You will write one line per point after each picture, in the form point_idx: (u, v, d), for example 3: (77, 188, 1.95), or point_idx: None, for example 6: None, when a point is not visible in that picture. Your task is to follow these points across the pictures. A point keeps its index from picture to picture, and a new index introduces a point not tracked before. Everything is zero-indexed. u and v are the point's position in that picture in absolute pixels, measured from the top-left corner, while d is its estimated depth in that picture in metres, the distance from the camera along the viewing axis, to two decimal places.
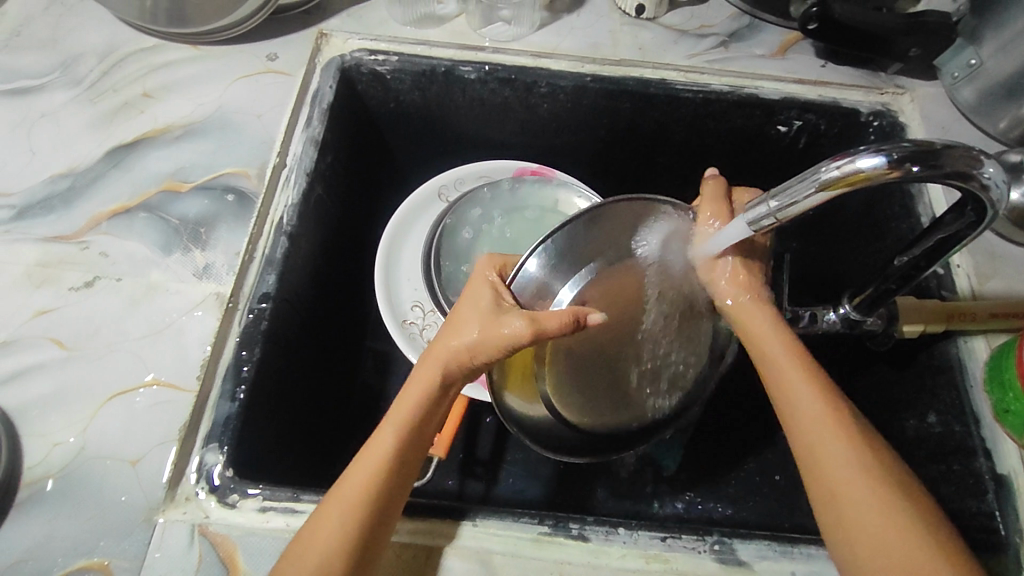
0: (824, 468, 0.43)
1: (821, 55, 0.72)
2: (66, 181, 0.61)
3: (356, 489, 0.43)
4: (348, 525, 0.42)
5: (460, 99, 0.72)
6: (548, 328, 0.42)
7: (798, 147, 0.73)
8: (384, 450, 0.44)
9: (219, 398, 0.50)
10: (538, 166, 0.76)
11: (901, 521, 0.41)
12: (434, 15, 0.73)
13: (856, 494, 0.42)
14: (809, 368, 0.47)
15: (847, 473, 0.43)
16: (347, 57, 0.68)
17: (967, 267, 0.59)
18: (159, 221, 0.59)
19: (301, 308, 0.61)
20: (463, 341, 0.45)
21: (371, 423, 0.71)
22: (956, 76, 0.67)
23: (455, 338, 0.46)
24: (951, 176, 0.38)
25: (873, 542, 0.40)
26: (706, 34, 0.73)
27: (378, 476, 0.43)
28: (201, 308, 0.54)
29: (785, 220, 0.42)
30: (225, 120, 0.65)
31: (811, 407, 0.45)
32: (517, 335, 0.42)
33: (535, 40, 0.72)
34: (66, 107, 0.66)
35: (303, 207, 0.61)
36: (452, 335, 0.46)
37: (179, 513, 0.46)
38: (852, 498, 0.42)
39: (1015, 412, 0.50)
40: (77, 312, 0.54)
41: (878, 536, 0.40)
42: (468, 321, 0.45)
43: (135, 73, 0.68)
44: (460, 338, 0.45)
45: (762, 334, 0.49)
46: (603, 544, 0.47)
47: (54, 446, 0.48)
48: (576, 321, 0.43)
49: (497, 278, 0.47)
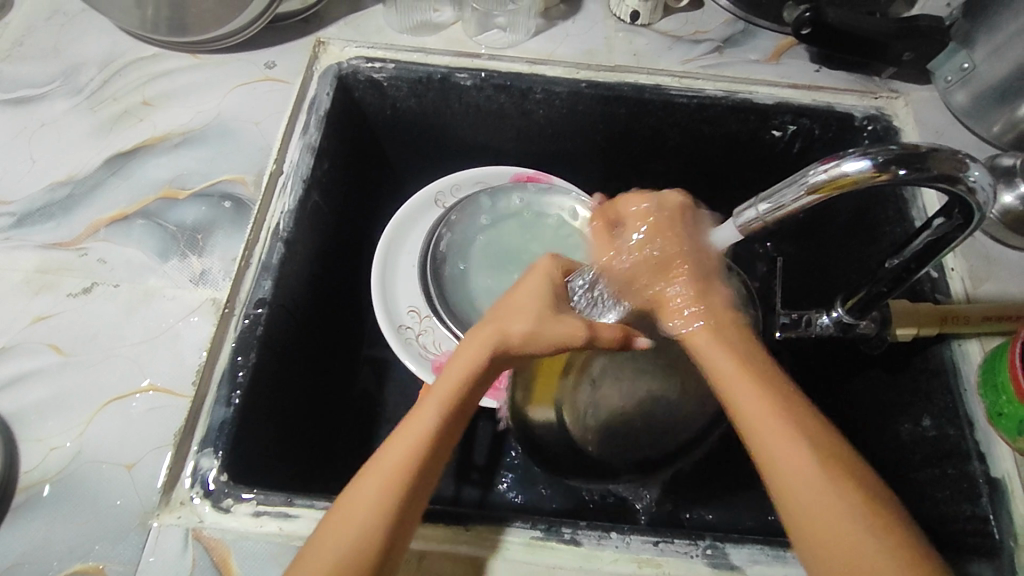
0: (783, 480, 0.40)
1: (815, 60, 0.73)
2: (66, 189, 0.62)
3: (395, 476, 0.42)
4: (382, 511, 0.41)
5: (456, 105, 0.73)
6: (601, 336, 0.47)
7: (793, 152, 0.73)
8: (426, 425, 0.44)
9: (215, 402, 0.51)
10: (534, 172, 0.77)
11: (871, 531, 0.37)
12: (430, 23, 0.74)
13: (818, 497, 0.39)
14: (757, 375, 0.43)
15: (810, 487, 0.39)
16: (344, 65, 0.69)
17: (961, 270, 0.59)
18: (157, 228, 0.60)
19: (297, 314, 0.61)
20: (521, 327, 0.46)
21: (367, 429, 0.72)
22: (949, 79, 0.67)
23: (511, 325, 0.47)
24: (938, 179, 0.38)
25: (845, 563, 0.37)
26: (700, 39, 0.73)
27: (418, 449, 0.43)
28: (198, 314, 0.55)
29: (773, 223, 0.42)
30: (223, 128, 0.66)
31: (757, 405, 0.41)
32: (575, 335, 0.46)
33: (530, 47, 0.72)
34: (66, 116, 0.66)
35: (299, 213, 0.61)
36: (509, 322, 0.47)
37: (174, 517, 0.46)
38: (818, 517, 0.38)
39: (1008, 415, 0.50)
40: (75, 318, 0.54)
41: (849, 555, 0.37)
42: (528, 309, 0.47)
43: (135, 82, 0.69)
44: (517, 322, 0.47)
45: (705, 347, 0.45)
46: (595, 548, 0.48)
47: (51, 450, 0.49)
48: (625, 337, 0.49)
49: (559, 277, 0.50)
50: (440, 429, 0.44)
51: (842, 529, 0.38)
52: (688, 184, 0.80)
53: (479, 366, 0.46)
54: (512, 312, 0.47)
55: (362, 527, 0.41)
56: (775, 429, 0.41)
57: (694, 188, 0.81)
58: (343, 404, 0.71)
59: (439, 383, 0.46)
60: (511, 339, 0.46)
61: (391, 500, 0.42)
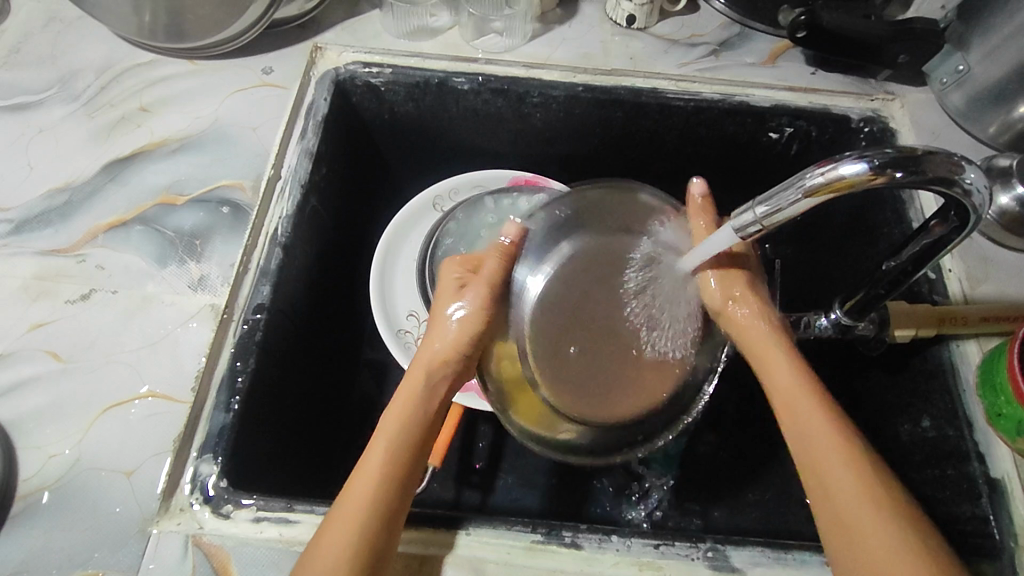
0: (823, 473, 0.43)
1: (811, 63, 0.73)
2: (63, 195, 0.62)
3: (369, 495, 0.44)
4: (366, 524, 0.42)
5: (453, 110, 0.73)
6: (488, 266, 0.51)
7: (790, 154, 0.73)
8: (380, 454, 0.45)
9: (214, 408, 0.51)
10: (532, 175, 0.77)
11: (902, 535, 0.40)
12: (427, 28, 0.74)
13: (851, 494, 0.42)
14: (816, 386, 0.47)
15: (846, 485, 0.42)
16: (342, 70, 0.69)
17: (958, 271, 0.59)
18: (155, 234, 0.60)
19: (296, 318, 0.61)
20: (443, 340, 0.50)
21: (366, 433, 0.71)
22: (945, 81, 0.68)
23: (434, 343, 0.50)
24: (933, 182, 0.38)
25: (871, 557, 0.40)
26: (696, 43, 0.74)
27: (378, 475, 0.45)
28: (196, 320, 0.55)
29: (770, 225, 0.42)
30: (221, 133, 0.66)
31: (815, 419, 0.45)
32: (477, 291, 0.50)
33: (527, 51, 0.73)
34: (63, 122, 0.66)
35: (297, 218, 0.61)
36: (430, 344, 0.50)
37: (173, 524, 0.46)
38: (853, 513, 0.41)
39: (1007, 416, 0.50)
40: (73, 325, 0.54)
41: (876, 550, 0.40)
42: (444, 322, 0.50)
43: (133, 88, 0.69)
44: (439, 338, 0.50)
45: (767, 348, 0.49)
46: (596, 551, 0.47)
47: (49, 457, 0.49)
48: (505, 250, 0.51)
49: (462, 275, 0.52)
50: (399, 448, 0.46)
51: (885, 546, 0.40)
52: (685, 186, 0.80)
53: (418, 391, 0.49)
54: (429, 336, 0.51)
55: (349, 541, 0.42)
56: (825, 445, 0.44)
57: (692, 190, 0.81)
58: (342, 409, 0.71)
59: (384, 418, 0.48)
60: (438, 357, 0.49)
61: (373, 515, 0.43)
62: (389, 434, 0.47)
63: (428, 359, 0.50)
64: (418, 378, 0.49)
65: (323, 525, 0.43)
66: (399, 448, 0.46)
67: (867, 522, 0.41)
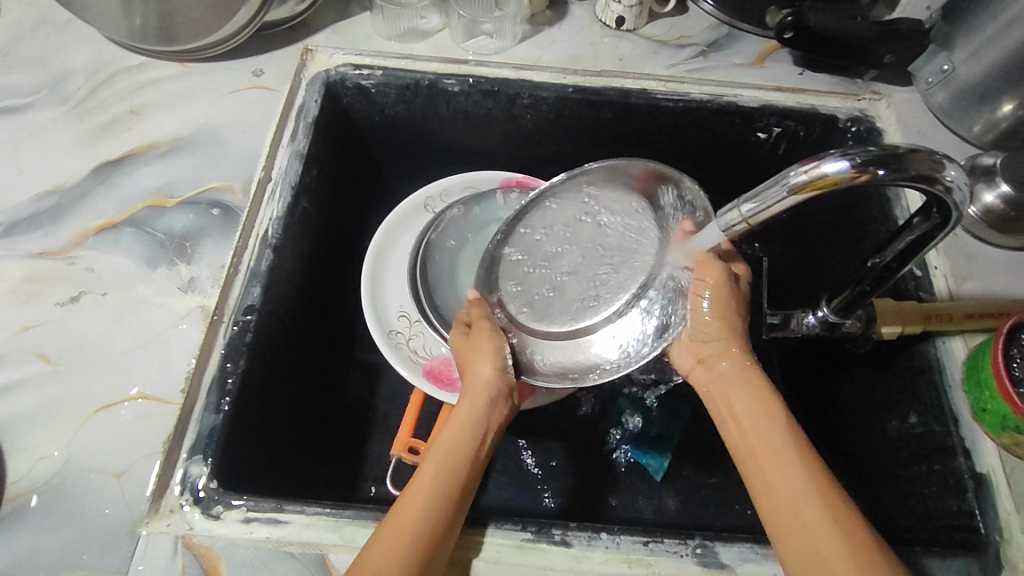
0: (770, 486, 0.44)
1: (799, 63, 0.73)
2: (53, 198, 0.62)
3: (431, 500, 0.44)
4: (433, 520, 0.43)
5: (444, 111, 0.73)
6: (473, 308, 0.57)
7: (778, 154, 0.74)
8: (431, 477, 0.45)
9: (204, 409, 0.51)
10: (523, 176, 0.77)
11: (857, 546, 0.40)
12: (418, 30, 0.74)
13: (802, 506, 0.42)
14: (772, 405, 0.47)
15: (795, 497, 0.43)
16: (332, 72, 0.69)
17: (944, 268, 0.60)
18: (145, 236, 0.60)
19: (287, 320, 0.61)
20: (486, 368, 0.52)
21: (358, 435, 0.72)
22: (929, 81, 0.68)
23: (478, 373, 0.52)
24: (915, 179, 0.39)
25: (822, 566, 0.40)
26: (685, 44, 0.74)
27: (429, 499, 0.44)
28: (186, 321, 0.55)
29: (756, 223, 0.42)
30: (212, 135, 0.66)
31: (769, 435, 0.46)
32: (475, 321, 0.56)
33: (517, 53, 0.73)
34: (53, 125, 0.66)
35: (288, 219, 0.61)
36: (477, 373, 0.52)
37: (163, 525, 0.46)
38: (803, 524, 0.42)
39: (992, 411, 0.51)
40: (63, 327, 0.54)
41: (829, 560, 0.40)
42: (484, 355, 0.53)
43: (123, 91, 0.69)
44: (483, 367, 0.53)
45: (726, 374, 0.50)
46: (585, 549, 0.48)
47: (39, 460, 0.49)
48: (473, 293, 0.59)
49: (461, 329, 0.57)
50: (460, 455, 0.47)
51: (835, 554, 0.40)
52: None
53: (472, 424, 0.49)
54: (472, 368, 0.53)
55: (413, 536, 0.42)
56: (765, 437, 0.46)
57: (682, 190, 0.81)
58: (334, 409, 0.71)
59: (435, 444, 0.48)
60: (490, 382, 0.52)
61: (438, 517, 0.44)
62: (450, 445, 0.48)
63: (479, 385, 0.51)
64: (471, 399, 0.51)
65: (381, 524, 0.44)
66: (457, 457, 0.47)
67: (805, 510, 0.42)
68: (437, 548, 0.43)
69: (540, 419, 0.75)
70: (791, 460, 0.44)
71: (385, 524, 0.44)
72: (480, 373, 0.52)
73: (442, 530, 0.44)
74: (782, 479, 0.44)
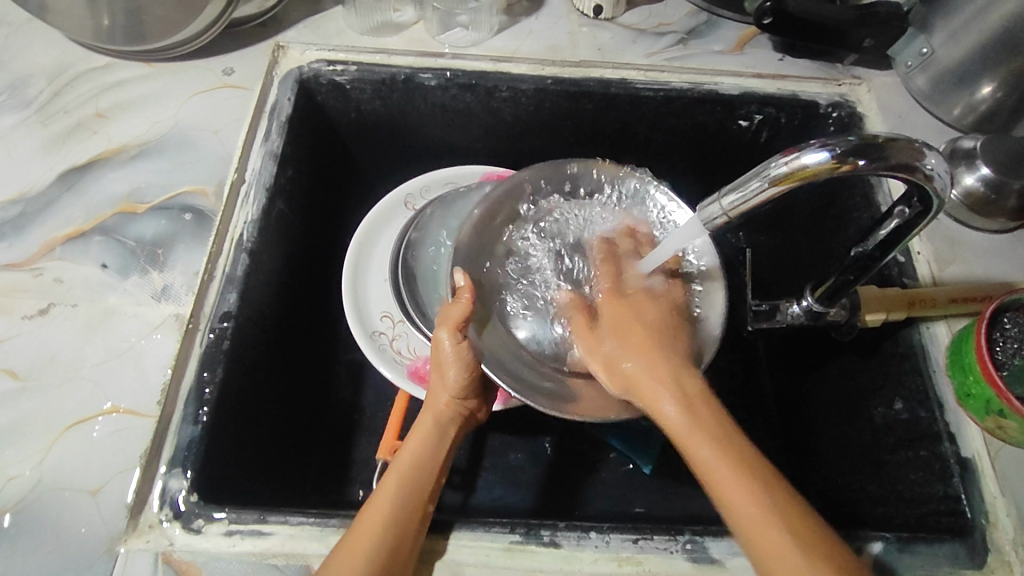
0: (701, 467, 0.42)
1: (779, 49, 0.73)
2: (17, 207, 0.60)
3: (391, 521, 0.44)
4: (390, 535, 0.43)
5: (422, 106, 0.72)
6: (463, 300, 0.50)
7: (760, 142, 0.73)
8: (387, 499, 0.45)
9: (182, 421, 0.50)
10: (504, 170, 0.76)
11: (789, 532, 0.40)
12: (392, 23, 0.72)
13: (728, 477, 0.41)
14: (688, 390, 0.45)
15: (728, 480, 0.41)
16: (305, 68, 0.68)
17: (926, 253, 0.60)
18: (115, 243, 0.58)
19: (265, 325, 0.60)
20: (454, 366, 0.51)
21: (345, 438, 0.71)
22: (909, 65, 0.68)
23: (445, 370, 0.51)
24: (894, 168, 0.38)
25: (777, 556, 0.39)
26: (664, 32, 0.73)
27: (389, 517, 0.44)
28: (161, 331, 0.53)
29: (737, 216, 0.41)
30: (182, 138, 0.64)
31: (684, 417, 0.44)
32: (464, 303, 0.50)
33: (495, 45, 0.71)
34: (15, 130, 0.64)
35: (263, 222, 0.60)
36: (442, 375, 0.52)
37: (142, 542, 0.45)
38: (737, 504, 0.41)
39: (976, 395, 0.51)
40: (30, 342, 0.52)
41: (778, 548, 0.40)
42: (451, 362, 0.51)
43: (88, 93, 0.66)
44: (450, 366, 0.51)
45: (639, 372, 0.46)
46: (575, 549, 0.47)
47: (9, 480, 0.47)
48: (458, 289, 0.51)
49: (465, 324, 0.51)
50: (421, 467, 0.48)
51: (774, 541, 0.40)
52: (658, 176, 0.81)
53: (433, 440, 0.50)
54: (438, 369, 0.52)
55: (380, 536, 0.43)
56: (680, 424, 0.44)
57: (664, 181, 0.81)
58: (318, 413, 0.70)
59: (396, 462, 0.49)
60: (456, 390, 0.52)
61: (395, 537, 0.43)
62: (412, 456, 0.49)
63: (443, 395, 0.52)
64: (430, 409, 0.52)
65: (332, 555, 0.43)
66: (420, 475, 0.48)
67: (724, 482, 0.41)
68: (407, 545, 0.44)
69: (527, 414, 0.74)
70: (731, 469, 0.42)
71: (349, 536, 0.43)
72: (452, 354, 0.50)
73: (403, 547, 0.43)
74: (731, 493, 0.41)
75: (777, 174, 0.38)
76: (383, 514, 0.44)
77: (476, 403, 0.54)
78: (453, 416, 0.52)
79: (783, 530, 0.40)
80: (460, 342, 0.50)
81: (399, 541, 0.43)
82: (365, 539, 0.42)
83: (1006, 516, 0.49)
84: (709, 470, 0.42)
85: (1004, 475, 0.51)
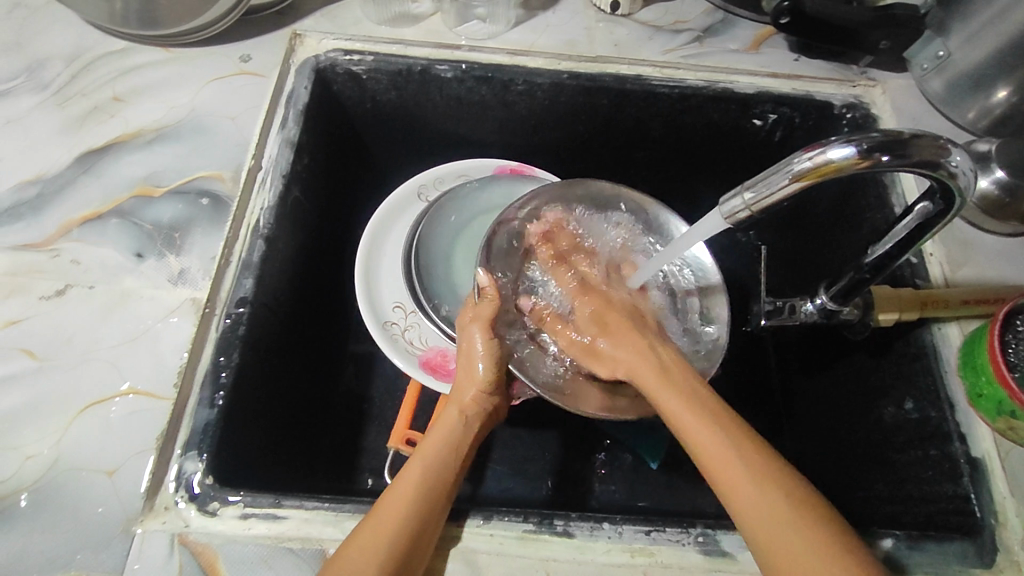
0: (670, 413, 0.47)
1: (794, 49, 0.73)
2: (34, 188, 0.60)
3: (414, 502, 0.44)
4: (415, 517, 0.43)
5: (437, 98, 0.72)
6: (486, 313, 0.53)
7: (774, 141, 0.74)
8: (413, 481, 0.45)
9: (198, 404, 0.50)
10: (517, 164, 0.77)
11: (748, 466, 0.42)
12: (409, 14, 0.72)
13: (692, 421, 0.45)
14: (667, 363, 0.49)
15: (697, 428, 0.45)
16: (322, 57, 0.68)
17: (939, 255, 0.60)
18: (132, 227, 0.58)
19: (279, 311, 0.60)
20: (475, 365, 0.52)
21: (354, 425, 0.71)
22: (925, 67, 0.68)
23: (475, 363, 0.52)
24: (920, 165, 0.38)
25: (748, 497, 0.42)
26: (680, 29, 0.73)
27: (414, 499, 0.44)
28: (177, 315, 0.53)
29: (758, 211, 0.42)
30: (199, 123, 0.64)
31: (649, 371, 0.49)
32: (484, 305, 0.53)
33: (511, 38, 0.71)
34: (32, 112, 0.64)
35: (280, 209, 0.60)
36: (469, 368, 0.52)
37: (158, 523, 0.45)
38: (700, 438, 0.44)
39: (988, 396, 0.51)
40: (47, 323, 0.53)
41: (745, 486, 0.42)
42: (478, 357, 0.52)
43: (105, 77, 0.66)
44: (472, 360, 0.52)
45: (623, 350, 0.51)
46: (588, 539, 0.47)
47: (26, 459, 0.47)
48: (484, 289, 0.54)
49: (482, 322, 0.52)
50: (444, 453, 0.49)
51: (750, 489, 0.42)
52: (670, 174, 0.81)
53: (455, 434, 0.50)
54: (464, 364, 0.53)
55: (410, 504, 0.44)
56: (645, 372, 0.49)
57: (677, 178, 0.82)
58: (329, 401, 0.71)
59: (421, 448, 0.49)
60: (482, 382, 0.52)
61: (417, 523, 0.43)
62: (437, 441, 0.49)
63: (471, 388, 0.52)
64: (455, 403, 0.52)
65: (358, 528, 0.43)
66: (443, 462, 0.48)
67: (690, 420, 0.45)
68: (435, 514, 0.45)
69: (538, 410, 0.75)
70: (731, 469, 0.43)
71: (379, 506, 0.44)
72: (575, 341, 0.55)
73: (426, 530, 0.44)
74: (695, 433, 0.45)
75: (799, 169, 0.38)
76: (410, 487, 0.45)
77: (500, 401, 0.54)
78: (479, 411, 0.52)
79: (768, 495, 0.41)
80: (490, 338, 0.52)
81: (426, 510, 0.44)
82: (392, 508, 0.43)
83: (1016, 516, 0.50)
84: (714, 462, 0.43)
85: (1014, 476, 0.51)
